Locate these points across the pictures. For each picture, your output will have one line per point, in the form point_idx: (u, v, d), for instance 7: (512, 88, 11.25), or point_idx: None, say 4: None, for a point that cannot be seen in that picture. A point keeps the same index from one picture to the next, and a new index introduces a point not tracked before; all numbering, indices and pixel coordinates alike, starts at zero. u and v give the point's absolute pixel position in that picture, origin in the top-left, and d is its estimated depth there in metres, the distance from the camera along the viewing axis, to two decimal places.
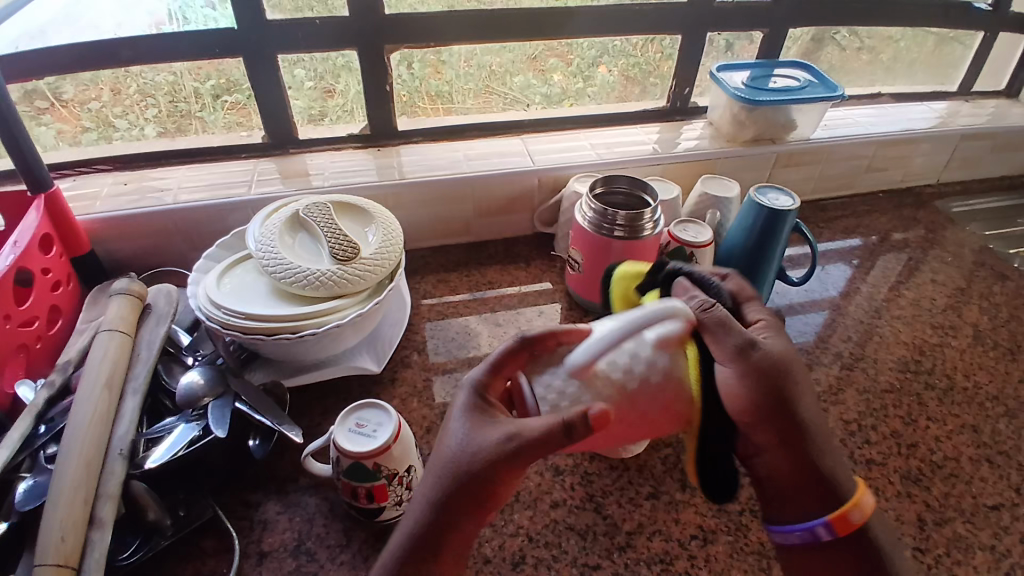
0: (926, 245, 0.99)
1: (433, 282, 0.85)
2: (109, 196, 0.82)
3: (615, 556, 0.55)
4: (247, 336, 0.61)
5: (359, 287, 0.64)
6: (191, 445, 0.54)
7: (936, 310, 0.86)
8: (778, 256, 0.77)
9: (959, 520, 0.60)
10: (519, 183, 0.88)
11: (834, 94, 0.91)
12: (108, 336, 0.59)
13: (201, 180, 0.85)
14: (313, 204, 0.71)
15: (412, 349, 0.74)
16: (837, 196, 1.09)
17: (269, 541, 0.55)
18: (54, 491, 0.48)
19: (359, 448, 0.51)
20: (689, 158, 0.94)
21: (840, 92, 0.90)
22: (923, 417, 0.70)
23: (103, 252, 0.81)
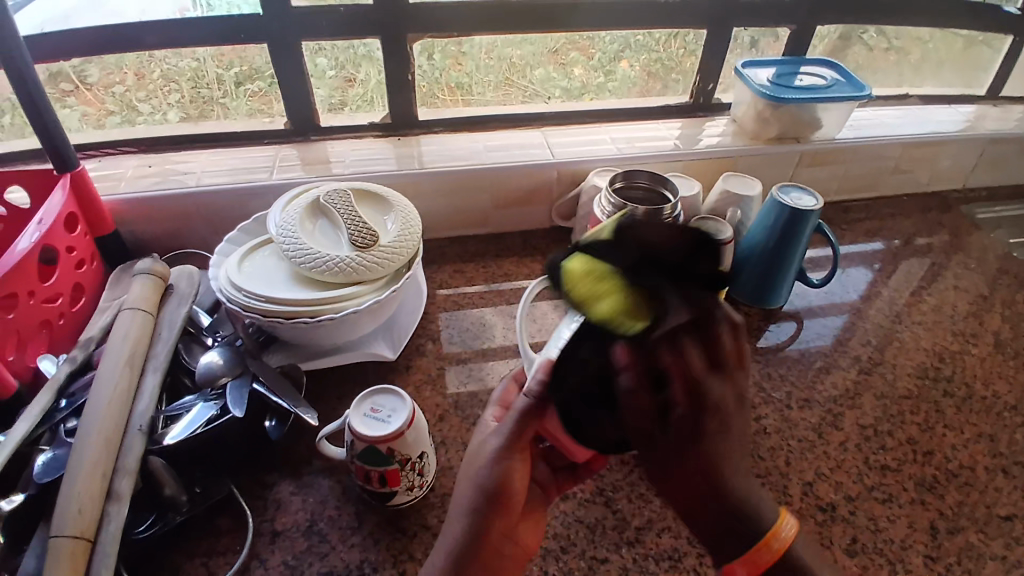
0: (950, 250, 0.98)
1: (449, 272, 0.85)
2: (134, 178, 0.83)
3: (623, 551, 0.55)
4: (265, 319, 0.62)
5: (376, 274, 0.64)
6: (208, 423, 0.55)
7: (958, 316, 0.84)
8: (799, 257, 0.76)
9: (972, 530, 0.59)
10: (537, 175, 0.87)
11: (861, 94, 0.90)
12: (131, 314, 0.60)
13: (224, 165, 0.87)
14: (334, 191, 0.72)
15: (427, 338, 0.74)
16: (860, 198, 1.08)
17: (282, 521, 0.56)
18: (74, 464, 0.49)
19: (373, 433, 0.51)
20: (711, 154, 0.93)
21: (866, 92, 0.89)
22: (939, 424, 0.69)
23: (126, 233, 0.83)
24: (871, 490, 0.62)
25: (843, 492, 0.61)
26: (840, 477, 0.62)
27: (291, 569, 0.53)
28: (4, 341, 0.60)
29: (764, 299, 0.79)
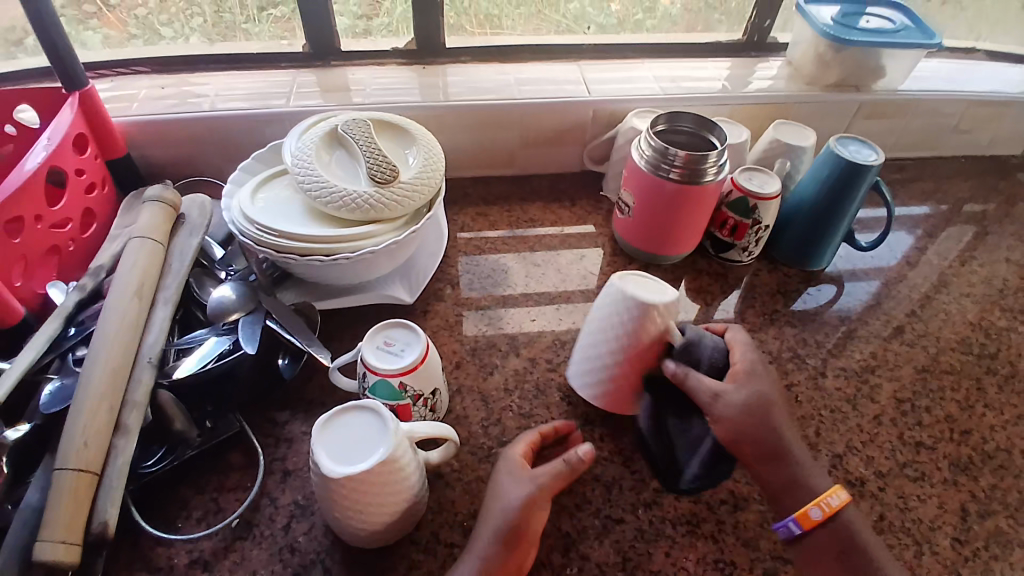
0: (1008, 219, 0.90)
1: (472, 215, 0.81)
2: (147, 99, 0.79)
3: (640, 512, 0.52)
4: (278, 255, 0.59)
5: (396, 213, 0.60)
6: (220, 358, 0.54)
7: (1008, 291, 0.79)
8: (850, 216, 0.70)
9: (1003, 515, 0.56)
10: (570, 113, 0.81)
11: (930, 42, 0.81)
12: (139, 243, 0.58)
13: (239, 88, 0.82)
14: (352, 120, 0.67)
15: (446, 282, 0.71)
16: (914, 157, 0.99)
17: (294, 460, 0.55)
18: (81, 395, 0.48)
19: (386, 366, 0.49)
20: (763, 99, 0.85)
21: (939, 41, 0.80)
22: (980, 404, 0.65)
23: (139, 157, 0.79)
24: (903, 467, 0.58)
25: (874, 467, 0.58)
26: (873, 452, 0.59)
27: (301, 510, 0.52)
28: (11, 267, 0.59)
29: (806, 261, 0.74)
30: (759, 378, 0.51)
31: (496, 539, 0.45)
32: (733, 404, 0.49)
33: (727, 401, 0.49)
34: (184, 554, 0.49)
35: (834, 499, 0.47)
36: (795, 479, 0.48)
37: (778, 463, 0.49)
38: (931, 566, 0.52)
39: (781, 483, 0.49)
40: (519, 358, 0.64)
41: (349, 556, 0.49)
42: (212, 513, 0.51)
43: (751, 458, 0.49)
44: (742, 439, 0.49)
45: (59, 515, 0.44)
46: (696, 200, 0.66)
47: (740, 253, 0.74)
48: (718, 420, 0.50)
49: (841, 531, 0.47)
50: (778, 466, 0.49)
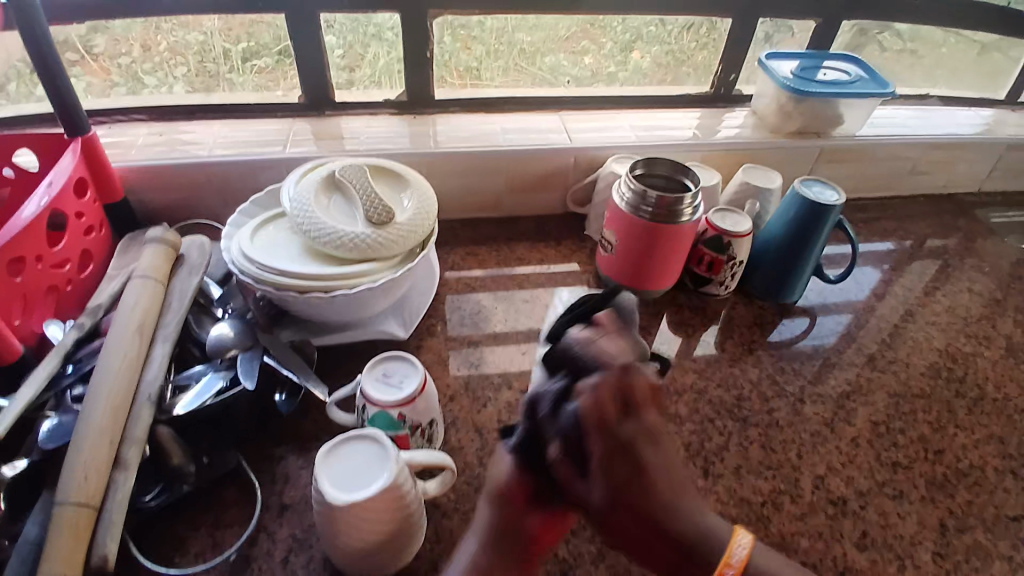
0: (965, 253, 0.96)
1: (462, 255, 0.84)
2: (144, 146, 0.82)
3: None
4: (278, 293, 0.61)
5: (391, 252, 0.63)
6: (219, 394, 0.55)
7: (970, 319, 0.84)
8: (817, 253, 0.75)
9: (980, 531, 0.59)
10: (553, 159, 0.86)
11: (884, 92, 0.89)
12: (142, 282, 0.61)
13: (237, 136, 0.85)
14: (349, 165, 0.71)
15: (439, 319, 0.74)
16: (873, 198, 1.06)
17: (291, 494, 0.56)
18: (82, 431, 0.49)
19: (385, 397, 0.51)
20: (731, 146, 0.92)
21: (891, 91, 0.88)
22: (951, 425, 0.68)
23: (138, 202, 0.82)
24: (882, 486, 0.61)
25: (854, 487, 0.61)
26: (852, 472, 0.62)
27: (299, 542, 0.52)
28: (12, 305, 0.60)
29: (779, 295, 0.79)
30: (650, 407, 0.41)
31: (500, 504, 0.45)
32: (645, 426, 0.40)
33: (639, 421, 0.40)
34: None
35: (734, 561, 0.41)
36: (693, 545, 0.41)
37: (652, 520, 0.40)
38: None
39: (653, 540, 0.40)
40: (512, 390, 0.66)
41: None
42: (209, 548, 0.52)
43: (636, 519, 0.40)
44: (634, 485, 0.39)
45: (58, 548, 0.44)
46: (674, 238, 0.70)
47: (717, 287, 0.78)
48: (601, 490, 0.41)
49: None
50: (654, 526, 0.40)
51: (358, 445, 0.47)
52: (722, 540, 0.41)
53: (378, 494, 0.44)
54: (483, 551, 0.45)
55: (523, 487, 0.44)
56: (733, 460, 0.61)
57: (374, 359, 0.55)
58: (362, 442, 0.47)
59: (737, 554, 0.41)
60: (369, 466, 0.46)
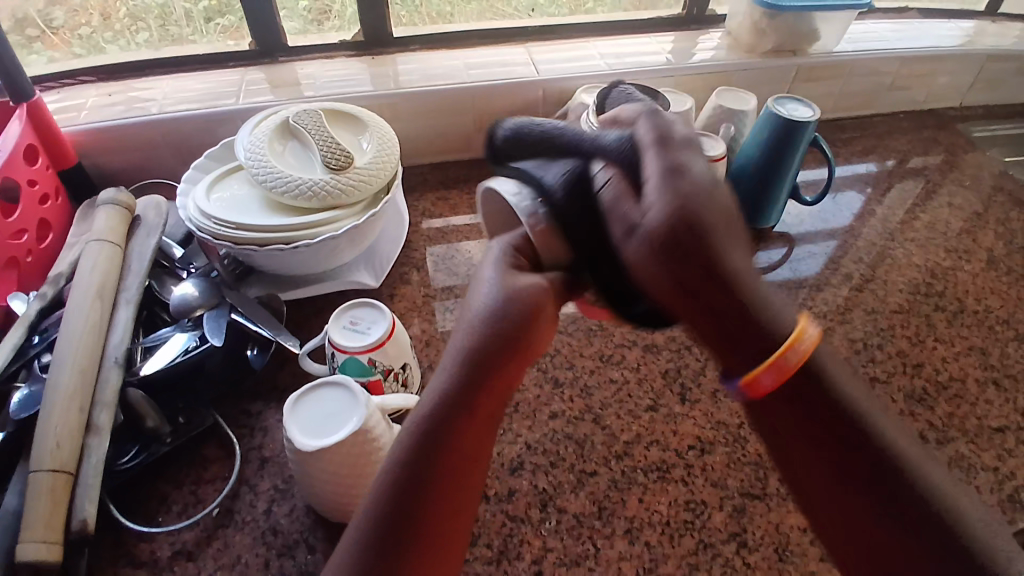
0: (945, 168, 0.94)
1: (433, 200, 0.81)
2: (96, 107, 0.78)
3: (612, 464, 0.54)
4: (239, 247, 0.59)
5: (353, 198, 0.61)
6: (187, 352, 0.54)
7: (952, 234, 0.83)
8: (793, 173, 0.74)
9: (962, 440, 0.60)
10: (521, 94, 0.83)
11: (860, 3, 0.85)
12: (97, 246, 0.59)
13: (188, 90, 0.81)
14: (303, 111, 0.67)
15: (411, 266, 0.72)
16: (854, 118, 1.03)
17: (270, 447, 0.56)
18: (49, 397, 0.48)
19: (352, 344, 0.50)
20: (705, 69, 0.88)
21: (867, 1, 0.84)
22: (931, 339, 0.69)
23: (92, 167, 0.78)
24: None
25: None
26: None
27: (281, 493, 0.53)
28: None
29: (756, 220, 0.78)
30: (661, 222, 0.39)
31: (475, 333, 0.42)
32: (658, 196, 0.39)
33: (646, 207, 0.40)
34: (167, 546, 0.49)
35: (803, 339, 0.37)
36: (751, 317, 0.38)
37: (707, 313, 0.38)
38: None
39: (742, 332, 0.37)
40: None
41: (333, 532, 0.50)
42: (192, 505, 0.52)
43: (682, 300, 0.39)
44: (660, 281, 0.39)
45: (37, 516, 0.44)
46: None
47: None
48: (636, 268, 0.41)
49: (808, 391, 0.37)
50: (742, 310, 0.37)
51: (322, 393, 0.46)
52: (784, 318, 0.38)
53: (347, 437, 0.44)
54: (438, 403, 0.41)
55: (501, 318, 0.43)
56: (710, 385, 0.61)
57: (341, 307, 0.54)
58: (326, 390, 0.46)
59: (800, 343, 0.37)
60: (335, 413, 0.45)
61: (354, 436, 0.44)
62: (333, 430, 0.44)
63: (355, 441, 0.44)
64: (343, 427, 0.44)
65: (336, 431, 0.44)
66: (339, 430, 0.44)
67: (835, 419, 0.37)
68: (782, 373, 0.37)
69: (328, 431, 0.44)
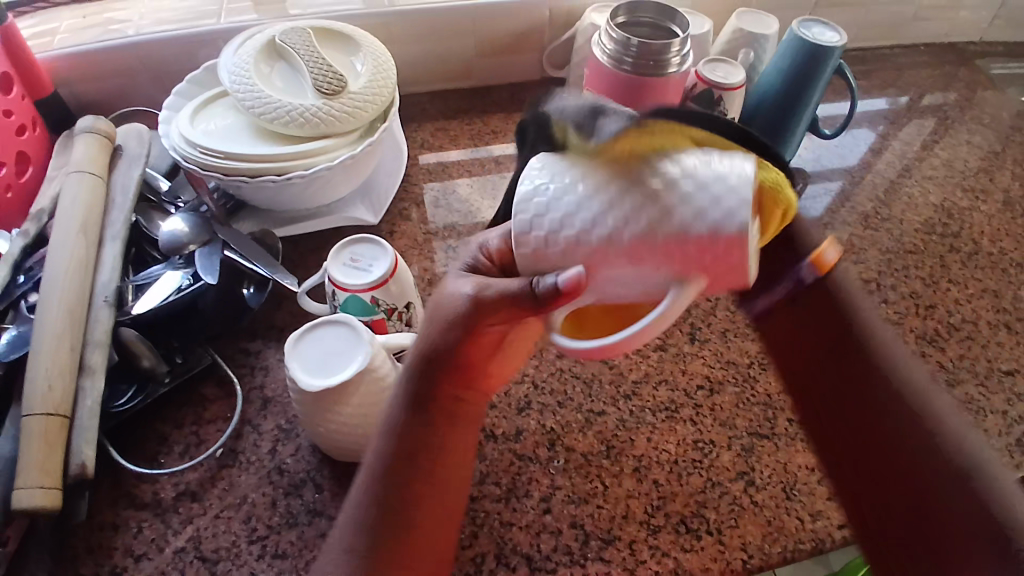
0: (967, 103, 0.90)
1: (432, 131, 0.77)
2: (70, 32, 0.72)
3: (621, 403, 0.53)
4: (228, 179, 0.56)
5: (348, 126, 0.57)
6: (180, 291, 0.52)
7: (969, 173, 0.80)
8: (814, 103, 0.70)
9: (971, 383, 0.59)
10: (525, 16, 0.77)
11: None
12: (77, 178, 0.55)
13: (165, 9, 0.75)
14: (291, 29, 0.62)
15: (411, 202, 0.69)
16: (876, 47, 0.97)
17: (272, 387, 0.54)
18: (38, 339, 0.46)
19: (354, 282, 0.48)
20: None
21: None
22: (945, 280, 0.67)
23: (68, 95, 0.73)
24: None
25: None
26: None
27: (285, 433, 0.52)
28: None
29: None
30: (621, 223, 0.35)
31: (448, 326, 0.38)
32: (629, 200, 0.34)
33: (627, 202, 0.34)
34: (170, 487, 0.49)
35: (825, 260, 0.44)
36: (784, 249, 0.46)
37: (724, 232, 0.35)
38: None
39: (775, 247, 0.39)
40: None
41: (339, 471, 0.50)
42: (193, 446, 0.51)
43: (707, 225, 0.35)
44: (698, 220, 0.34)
45: (32, 459, 0.43)
46: (662, 94, 0.64)
47: None
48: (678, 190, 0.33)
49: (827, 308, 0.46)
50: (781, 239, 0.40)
51: (323, 332, 0.44)
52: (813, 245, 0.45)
53: (351, 376, 0.42)
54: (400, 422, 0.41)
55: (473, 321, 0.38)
56: (720, 325, 0.60)
57: (341, 242, 0.51)
58: (327, 328, 0.45)
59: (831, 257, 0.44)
60: (338, 352, 0.44)
61: (358, 377, 0.42)
62: (335, 371, 0.43)
63: (359, 382, 0.43)
64: (345, 367, 0.43)
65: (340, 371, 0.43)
66: (342, 370, 0.43)
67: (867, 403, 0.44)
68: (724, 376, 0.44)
69: (329, 373, 0.43)
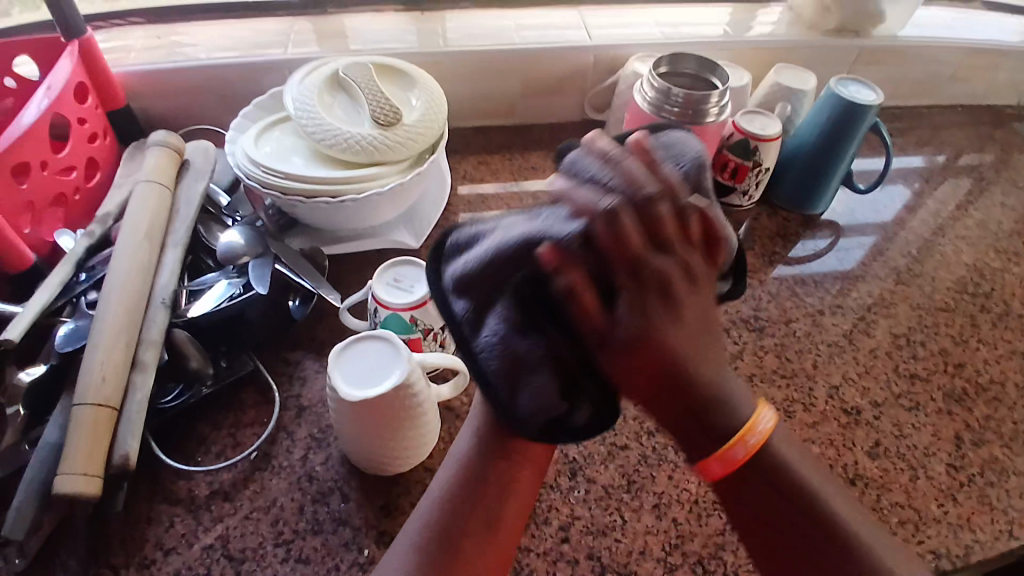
0: (1003, 166, 0.90)
1: (473, 164, 0.81)
2: (144, 49, 0.78)
3: (644, 439, 0.54)
4: (285, 198, 0.59)
5: (400, 155, 0.61)
6: (232, 299, 0.55)
7: (1003, 234, 0.80)
8: (848, 158, 0.71)
9: (997, 444, 0.58)
10: (569, 60, 0.81)
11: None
12: (146, 188, 0.59)
13: (235, 37, 0.80)
14: (353, 64, 0.67)
15: (450, 229, 0.72)
16: (912, 106, 0.99)
17: (308, 396, 0.57)
18: (97, 334, 0.50)
19: (397, 301, 0.51)
20: (762, 45, 0.85)
21: None
22: (975, 339, 0.67)
23: (138, 111, 0.78)
24: (898, 398, 0.61)
25: (869, 397, 0.60)
26: (867, 382, 0.61)
27: (317, 442, 0.54)
28: (19, 214, 0.60)
29: (804, 205, 0.75)
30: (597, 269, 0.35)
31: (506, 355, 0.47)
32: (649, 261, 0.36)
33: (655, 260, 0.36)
34: (205, 485, 0.51)
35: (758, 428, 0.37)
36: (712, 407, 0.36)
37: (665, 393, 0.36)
38: (925, 489, 0.54)
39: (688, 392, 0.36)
40: None
41: (366, 483, 0.52)
42: (230, 447, 0.53)
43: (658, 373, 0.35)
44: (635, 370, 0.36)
45: (81, 445, 0.45)
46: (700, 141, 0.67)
47: (740, 198, 0.74)
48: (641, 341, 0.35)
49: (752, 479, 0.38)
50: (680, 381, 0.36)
51: (365, 346, 0.47)
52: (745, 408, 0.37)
53: (387, 392, 0.44)
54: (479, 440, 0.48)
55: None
56: (745, 369, 0.61)
57: (385, 264, 0.54)
58: (369, 343, 0.47)
59: (760, 428, 0.37)
60: (376, 367, 0.46)
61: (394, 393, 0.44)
62: (372, 384, 0.45)
63: (393, 398, 0.45)
64: (382, 382, 0.45)
65: (376, 385, 0.45)
66: (378, 384, 0.45)
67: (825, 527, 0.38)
68: (731, 464, 0.37)
69: (366, 387, 0.45)
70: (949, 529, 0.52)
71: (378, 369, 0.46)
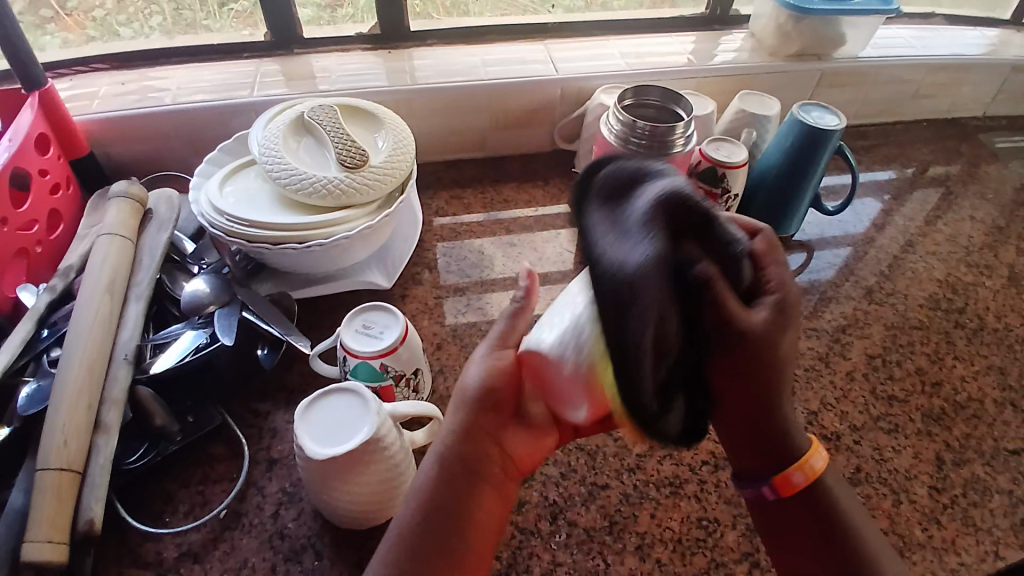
0: (968, 179, 0.92)
1: (446, 199, 0.80)
2: (108, 95, 0.77)
3: (624, 477, 0.53)
4: (252, 245, 0.58)
5: (368, 197, 0.60)
6: (198, 351, 0.53)
7: (971, 248, 0.81)
8: (815, 181, 0.72)
9: (978, 462, 0.58)
10: (538, 93, 0.82)
11: (889, 8, 0.82)
12: (109, 239, 0.58)
13: (202, 80, 0.80)
14: (319, 106, 0.66)
15: (423, 266, 0.71)
16: (876, 124, 1.01)
17: (280, 448, 0.55)
18: (57, 395, 0.48)
19: (364, 348, 0.50)
20: (727, 72, 0.86)
21: (894, 6, 0.81)
22: (950, 356, 0.67)
23: (103, 156, 0.77)
24: (877, 421, 0.61)
25: (849, 421, 0.60)
26: (846, 407, 0.61)
27: (289, 496, 0.52)
28: None
29: (776, 229, 0.76)
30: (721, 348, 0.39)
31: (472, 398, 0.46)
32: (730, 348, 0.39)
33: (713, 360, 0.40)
34: (173, 548, 0.49)
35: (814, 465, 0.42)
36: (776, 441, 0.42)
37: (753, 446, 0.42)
38: (909, 514, 0.54)
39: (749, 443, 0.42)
40: None
41: (340, 538, 0.50)
42: (199, 506, 0.51)
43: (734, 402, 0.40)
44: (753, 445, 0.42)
45: (41, 515, 0.43)
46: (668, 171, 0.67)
47: None
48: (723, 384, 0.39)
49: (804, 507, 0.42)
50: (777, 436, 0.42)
51: (335, 400, 0.46)
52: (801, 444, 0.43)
53: (358, 446, 0.43)
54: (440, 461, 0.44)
55: (493, 389, 0.46)
56: None
57: (353, 313, 0.53)
58: (339, 399, 0.46)
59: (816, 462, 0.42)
60: (348, 420, 0.45)
61: (366, 445, 0.43)
62: (343, 439, 0.44)
63: (365, 452, 0.43)
64: (353, 437, 0.44)
65: (347, 440, 0.44)
66: (349, 440, 0.43)
67: (833, 539, 0.42)
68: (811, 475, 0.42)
69: (335, 442, 0.43)
70: (933, 553, 0.52)
71: (350, 423, 0.44)
